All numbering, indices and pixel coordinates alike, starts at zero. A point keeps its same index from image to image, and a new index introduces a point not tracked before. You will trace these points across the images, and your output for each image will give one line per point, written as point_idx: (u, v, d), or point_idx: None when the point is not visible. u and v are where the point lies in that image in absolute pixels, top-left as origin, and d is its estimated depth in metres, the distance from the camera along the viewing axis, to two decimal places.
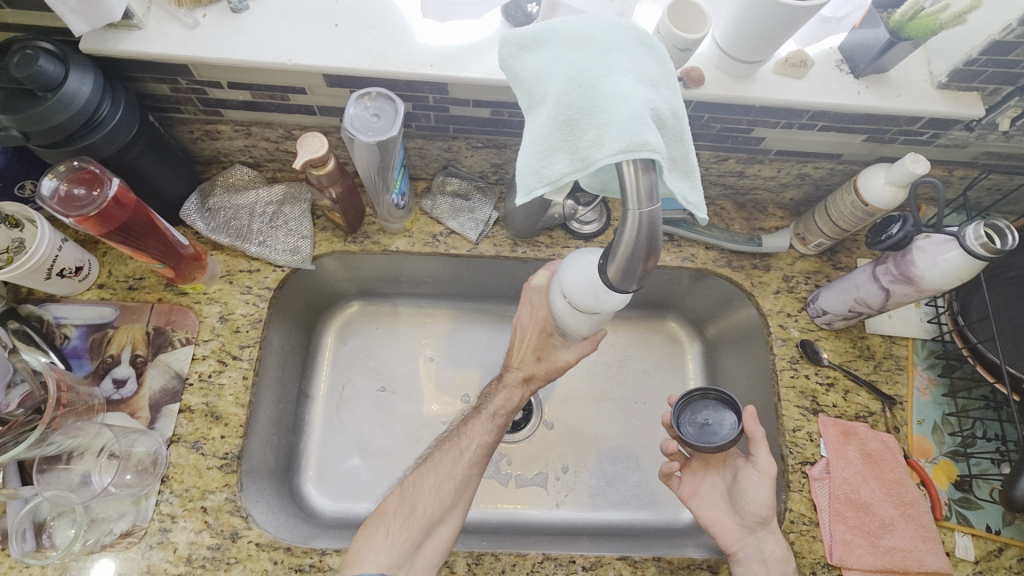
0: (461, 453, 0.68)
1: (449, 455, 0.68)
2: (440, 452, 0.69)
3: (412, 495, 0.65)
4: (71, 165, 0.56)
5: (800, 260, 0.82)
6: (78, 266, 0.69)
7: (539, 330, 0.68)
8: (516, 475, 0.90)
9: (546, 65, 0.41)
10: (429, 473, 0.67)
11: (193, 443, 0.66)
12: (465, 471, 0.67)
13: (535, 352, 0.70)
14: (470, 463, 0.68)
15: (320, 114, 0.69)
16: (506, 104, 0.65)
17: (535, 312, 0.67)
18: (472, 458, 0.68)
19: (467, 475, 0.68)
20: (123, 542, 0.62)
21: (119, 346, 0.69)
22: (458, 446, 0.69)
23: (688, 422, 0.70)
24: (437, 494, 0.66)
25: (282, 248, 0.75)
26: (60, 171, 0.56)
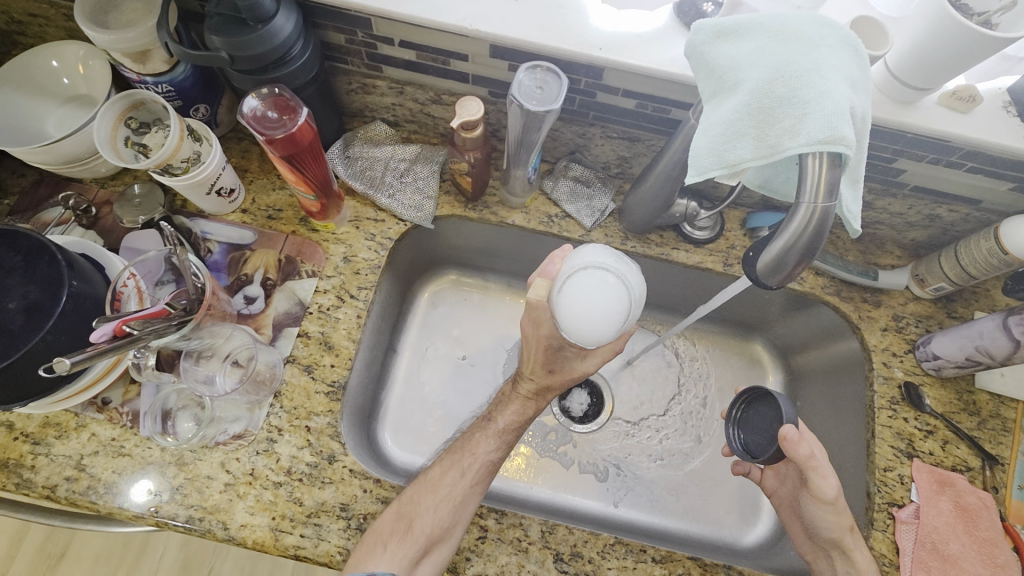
0: (462, 472, 0.68)
1: (450, 475, 0.67)
2: (440, 471, 0.68)
3: (410, 511, 0.63)
4: (272, 91, 0.61)
5: (914, 302, 0.80)
6: (231, 189, 0.74)
7: (544, 346, 0.67)
8: (580, 464, 0.91)
9: (746, 55, 0.43)
10: (430, 490, 0.65)
11: (306, 366, 0.71)
12: (464, 490, 0.66)
13: (545, 365, 0.70)
14: (471, 484, 0.67)
15: (473, 83, 0.73)
16: (655, 97, 0.67)
17: (540, 326, 0.66)
18: (473, 477, 0.67)
19: (466, 495, 0.66)
20: (234, 444, 0.67)
21: (254, 266, 0.74)
22: (460, 466, 0.68)
23: (745, 430, 0.71)
24: (437, 513, 0.63)
25: (408, 204, 0.79)
26: (262, 94, 0.61)
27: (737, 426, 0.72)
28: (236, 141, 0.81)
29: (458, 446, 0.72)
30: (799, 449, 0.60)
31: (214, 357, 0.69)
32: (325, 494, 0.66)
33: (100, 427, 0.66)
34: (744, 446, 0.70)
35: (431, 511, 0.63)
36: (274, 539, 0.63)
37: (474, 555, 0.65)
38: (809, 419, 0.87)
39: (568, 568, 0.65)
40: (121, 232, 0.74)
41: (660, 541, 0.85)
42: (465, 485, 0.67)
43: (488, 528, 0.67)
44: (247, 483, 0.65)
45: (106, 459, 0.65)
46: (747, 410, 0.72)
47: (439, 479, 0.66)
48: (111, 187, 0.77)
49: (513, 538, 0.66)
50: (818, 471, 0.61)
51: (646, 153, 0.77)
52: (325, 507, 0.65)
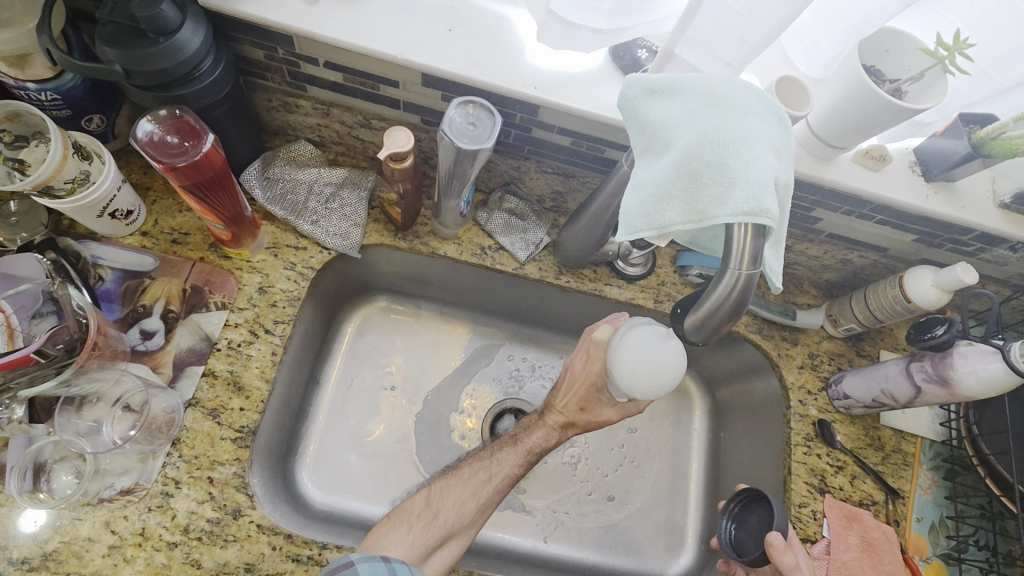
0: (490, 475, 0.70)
1: (477, 475, 0.70)
2: (471, 468, 0.71)
3: (439, 502, 0.67)
4: (172, 113, 0.56)
5: (827, 341, 0.84)
6: (129, 210, 0.67)
7: (590, 383, 0.70)
8: (510, 499, 0.89)
9: (677, 116, 0.43)
10: (457, 485, 0.69)
11: (210, 409, 0.64)
12: (488, 495, 0.69)
13: (578, 403, 0.72)
14: (495, 489, 0.70)
15: (405, 110, 0.69)
16: (589, 137, 0.66)
17: (590, 364, 0.68)
18: (497, 484, 0.70)
19: (489, 500, 0.69)
20: (121, 500, 0.59)
21: (153, 297, 0.67)
22: (490, 468, 0.71)
23: (739, 527, 0.69)
24: (462, 509, 0.67)
25: (333, 231, 0.74)
26: (160, 116, 0.56)
27: (732, 520, 0.70)
28: (137, 155, 0.73)
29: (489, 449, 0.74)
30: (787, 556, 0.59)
31: (102, 402, 0.62)
32: (228, 554, 0.60)
33: None
34: (734, 544, 0.69)
35: (455, 506, 0.67)
36: None
37: None
38: (732, 451, 0.89)
39: None
40: None
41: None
42: (490, 489, 0.69)
43: None
44: (136, 544, 0.58)
45: None
46: (745, 509, 0.70)
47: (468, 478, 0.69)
48: None
49: None
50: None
51: (581, 188, 0.77)
52: (227, 568, 0.59)
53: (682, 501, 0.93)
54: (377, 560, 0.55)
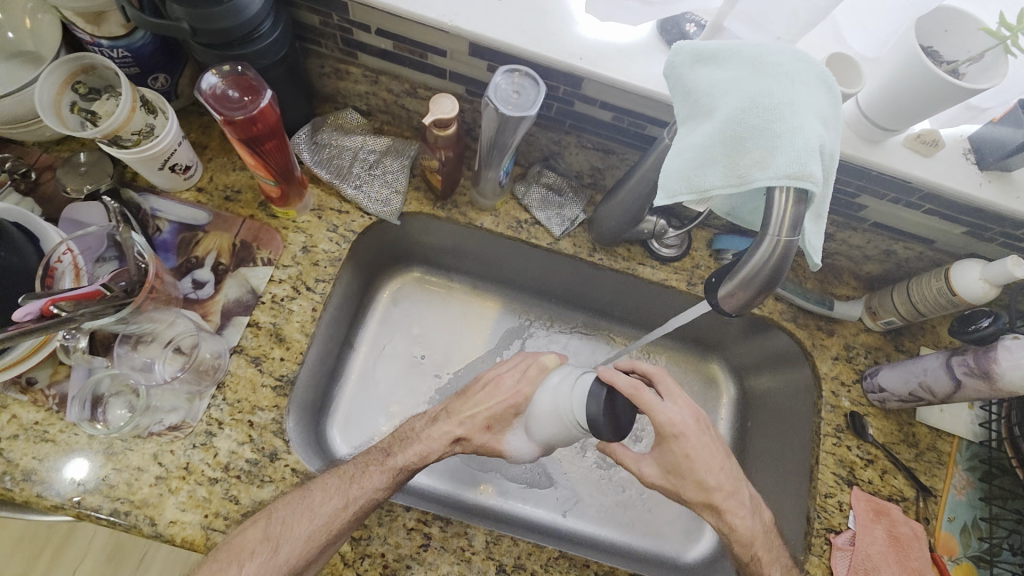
0: (345, 503, 0.59)
1: (331, 501, 0.59)
2: (324, 493, 0.60)
3: (279, 536, 0.56)
4: (233, 68, 0.57)
5: (865, 334, 0.82)
6: (187, 165, 0.70)
7: (512, 402, 0.67)
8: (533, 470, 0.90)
9: (723, 80, 0.43)
10: (305, 513, 0.58)
11: (253, 357, 0.68)
12: (342, 525, 0.59)
13: (487, 420, 0.67)
14: (348, 519, 0.59)
15: (450, 80, 0.71)
16: (631, 112, 0.67)
17: (523, 384, 0.67)
18: (356, 512, 0.59)
19: (342, 529, 0.59)
20: (170, 435, 0.63)
21: (206, 249, 0.71)
22: (345, 494, 0.60)
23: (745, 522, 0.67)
24: (306, 543, 0.56)
25: (375, 197, 0.77)
26: (222, 70, 0.57)
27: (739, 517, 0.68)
28: (196, 115, 0.77)
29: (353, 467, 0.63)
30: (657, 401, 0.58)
31: (155, 343, 0.65)
32: (264, 493, 0.63)
33: (22, 409, 0.62)
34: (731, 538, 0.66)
35: (303, 539, 0.56)
36: (205, 538, 0.60)
37: (415, 564, 0.63)
38: (758, 440, 0.89)
39: None
40: (62, 202, 0.70)
41: (606, 552, 0.85)
42: (342, 520, 0.59)
43: (432, 536, 0.65)
44: (181, 477, 0.62)
45: (26, 444, 0.61)
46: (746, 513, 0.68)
47: (318, 504, 0.58)
48: (56, 153, 0.72)
49: (456, 547, 0.64)
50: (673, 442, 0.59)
51: (619, 165, 0.77)
52: (262, 506, 0.62)
53: None
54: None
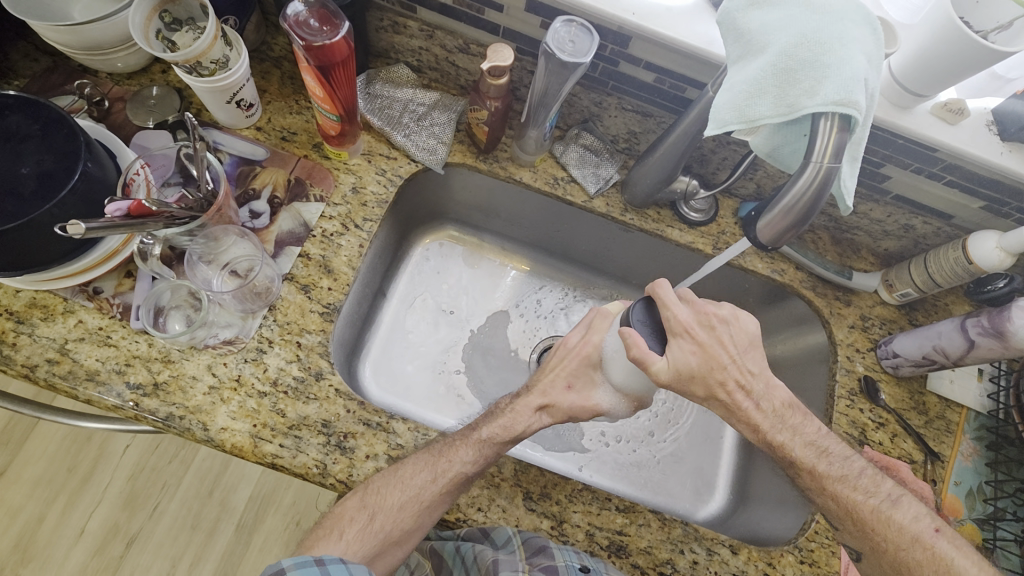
0: (435, 478, 0.62)
1: (421, 476, 0.62)
2: (413, 466, 0.63)
3: (374, 506, 0.61)
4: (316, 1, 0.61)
5: (881, 306, 0.85)
6: (250, 103, 0.74)
7: (585, 356, 0.69)
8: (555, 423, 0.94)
9: (776, 20, 0.47)
10: (397, 485, 0.62)
11: (303, 285, 0.71)
12: (433, 497, 0.62)
13: (566, 379, 0.70)
14: (439, 492, 0.62)
15: (502, 37, 0.75)
16: (673, 73, 0.71)
17: (591, 335, 0.70)
18: (443, 486, 0.62)
19: (432, 500, 0.62)
20: (223, 348, 0.67)
21: (262, 182, 0.75)
22: (434, 468, 0.63)
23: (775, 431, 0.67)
24: (398, 514, 0.61)
25: (421, 146, 0.81)
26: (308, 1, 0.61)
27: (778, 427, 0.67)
28: (257, 61, 0.81)
29: (444, 442, 0.66)
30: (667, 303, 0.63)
31: (214, 263, 0.70)
32: (309, 409, 0.67)
33: (87, 315, 0.66)
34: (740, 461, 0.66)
35: (394, 509, 0.61)
36: (253, 446, 0.64)
37: None
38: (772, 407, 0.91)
39: (535, 507, 0.67)
40: (130, 130, 0.74)
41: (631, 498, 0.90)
42: (432, 491, 0.62)
43: None
44: (232, 388, 0.66)
45: (91, 346, 0.65)
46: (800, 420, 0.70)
47: (409, 478, 0.62)
48: (126, 86, 0.76)
49: (486, 472, 0.68)
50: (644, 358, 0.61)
51: (655, 130, 0.81)
52: (307, 421, 0.66)
53: (715, 452, 0.96)
54: (309, 565, 0.55)
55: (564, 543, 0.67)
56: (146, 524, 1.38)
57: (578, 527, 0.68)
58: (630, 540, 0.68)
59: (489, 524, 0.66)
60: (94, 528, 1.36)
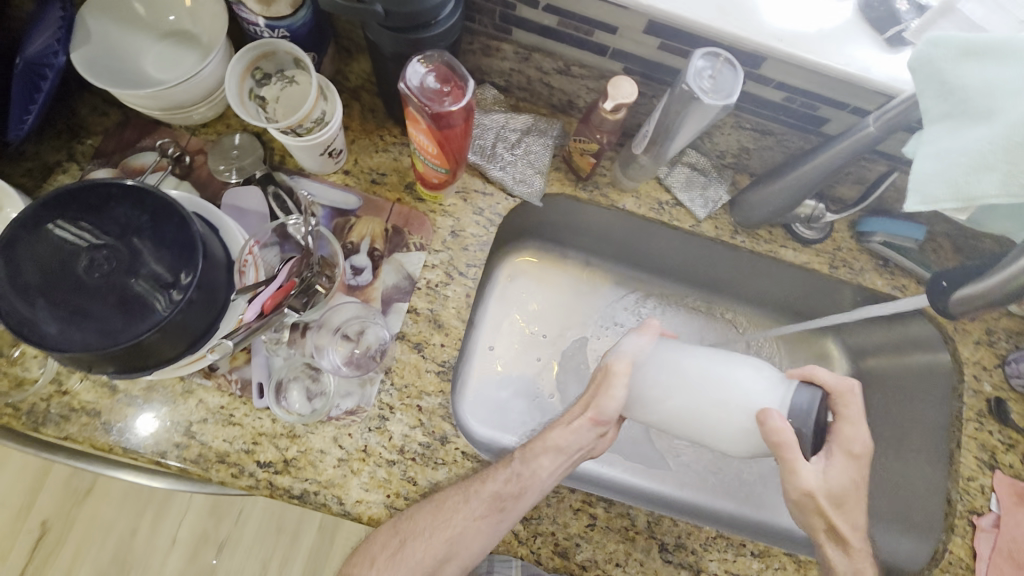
0: (468, 499, 0.61)
1: (456, 496, 0.62)
2: (453, 495, 0.62)
3: (408, 531, 0.61)
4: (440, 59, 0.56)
5: (1007, 318, 0.81)
6: (340, 150, 0.69)
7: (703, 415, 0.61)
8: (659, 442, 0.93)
9: (1003, 79, 0.41)
10: (437, 517, 0.61)
11: (415, 344, 0.69)
12: (464, 522, 0.61)
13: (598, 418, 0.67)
14: (468, 517, 0.61)
15: (609, 58, 0.67)
16: (807, 93, 0.64)
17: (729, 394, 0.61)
18: (482, 508, 0.61)
19: (471, 530, 0.61)
20: (347, 419, 0.65)
21: (359, 235, 0.70)
22: (465, 490, 0.62)
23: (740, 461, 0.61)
24: (434, 543, 0.61)
25: (518, 178, 0.75)
26: (431, 59, 0.56)
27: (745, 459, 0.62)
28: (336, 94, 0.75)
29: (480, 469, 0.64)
30: (827, 375, 0.61)
31: (324, 329, 0.68)
32: (438, 475, 0.65)
33: (208, 394, 0.64)
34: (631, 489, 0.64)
35: (427, 536, 0.61)
36: (390, 517, 0.63)
37: (584, 541, 0.65)
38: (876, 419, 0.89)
39: (672, 558, 0.66)
40: (217, 187, 0.69)
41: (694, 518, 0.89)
42: (465, 513, 0.61)
43: (597, 516, 0.66)
44: (361, 459, 0.64)
45: (215, 427, 0.63)
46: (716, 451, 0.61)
47: (447, 503, 0.61)
48: (204, 136, 0.71)
49: (621, 526, 0.66)
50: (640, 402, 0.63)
51: (772, 147, 0.74)
52: (439, 487, 0.65)
53: None
54: None
55: None
56: (233, 530, 1.42)
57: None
58: None
59: None
60: (185, 537, 1.41)
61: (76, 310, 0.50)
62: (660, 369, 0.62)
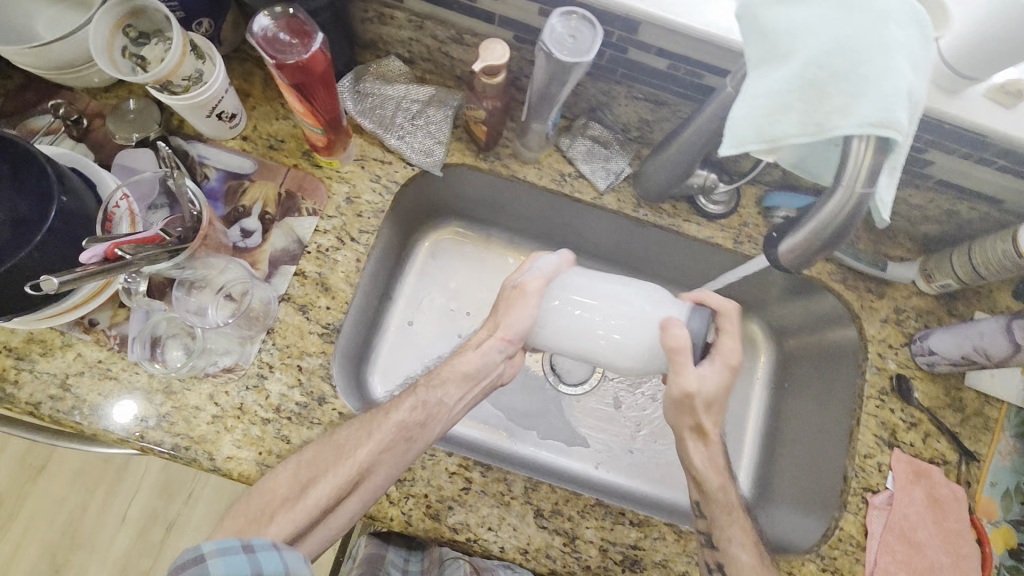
0: (386, 414, 0.64)
1: (392, 429, 0.63)
2: (393, 405, 0.65)
3: (325, 444, 0.61)
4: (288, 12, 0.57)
5: (918, 297, 0.79)
6: (233, 113, 0.70)
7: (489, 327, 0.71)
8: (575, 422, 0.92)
9: (806, 19, 0.40)
10: (368, 433, 0.62)
11: (301, 306, 0.69)
12: (392, 434, 0.62)
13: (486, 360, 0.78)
14: (407, 447, 0.63)
15: (497, 25, 0.68)
16: (688, 59, 0.63)
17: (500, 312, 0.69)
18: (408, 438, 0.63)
19: (395, 456, 0.62)
20: (225, 376, 0.66)
21: (253, 198, 0.71)
22: (367, 428, 0.63)
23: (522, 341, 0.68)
24: (353, 457, 0.60)
25: (417, 147, 0.76)
26: (276, 13, 0.57)
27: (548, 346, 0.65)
28: (239, 63, 0.76)
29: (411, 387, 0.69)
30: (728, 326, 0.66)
31: (207, 289, 0.67)
32: (314, 434, 0.66)
33: (86, 348, 0.64)
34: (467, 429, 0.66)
35: (362, 440, 0.62)
36: (261, 474, 0.64)
37: (456, 505, 0.66)
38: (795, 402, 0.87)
39: (547, 523, 0.67)
40: (112, 149, 0.70)
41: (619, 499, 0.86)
42: (394, 427, 0.63)
43: (472, 480, 0.67)
44: (236, 416, 0.65)
45: (91, 381, 0.64)
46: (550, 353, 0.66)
47: (388, 415, 0.64)
48: (104, 100, 0.72)
49: (496, 491, 0.67)
50: (520, 296, 0.67)
51: (669, 118, 0.73)
52: None
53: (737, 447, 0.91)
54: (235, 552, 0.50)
55: (578, 559, 0.66)
56: (182, 509, 1.42)
57: (592, 542, 0.67)
58: (643, 554, 0.68)
59: (500, 543, 0.66)
60: (135, 514, 1.40)
61: None
62: (593, 287, 0.66)
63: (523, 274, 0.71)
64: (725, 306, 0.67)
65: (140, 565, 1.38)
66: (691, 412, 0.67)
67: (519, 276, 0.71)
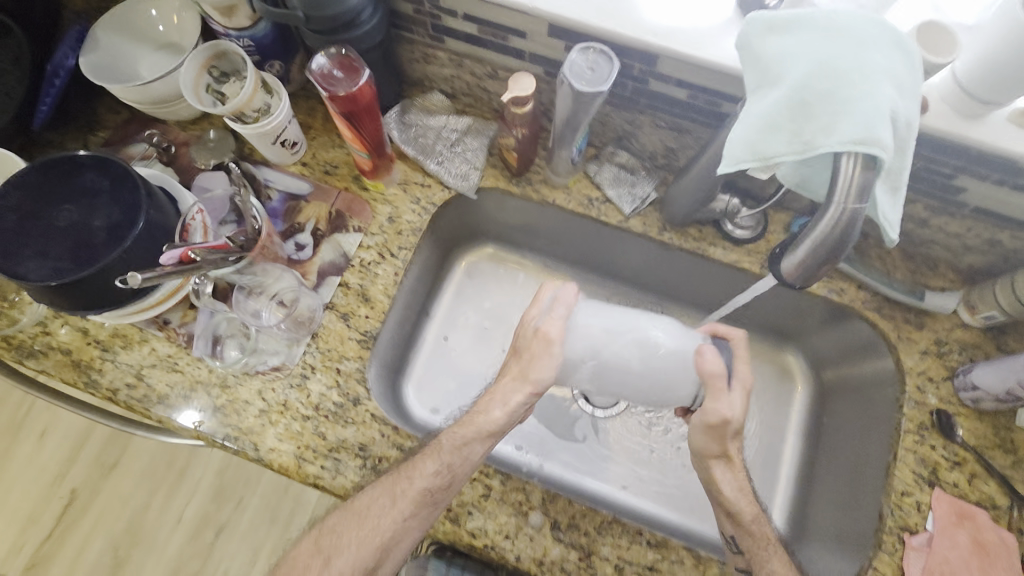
0: (394, 501, 0.63)
1: (383, 498, 0.63)
2: (377, 499, 0.63)
3: (330, 545, 0.63)
4: (339, 51, 0.67)
5: (961, 329, 0.76)
6: (295, 141, 0.79)
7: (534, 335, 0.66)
8: (608, 442, 0.88)
9: (795, 47, 0.47)
10: (369, 519, 0.63)
11: (343, 314, 0.76)
12: (396, 523, 0.62)
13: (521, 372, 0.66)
14: (408, 505, 0.63)
15: (529, 61, 0.74)
16: (707, 89, 0.67)
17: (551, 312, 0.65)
18: (405, 505, 0.62)
19: (403, 525, 0.63)
20: (272, 374, 0.73)
21: (307, 216, 0.80)
22: (392, 492, 0.63)
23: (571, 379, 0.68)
24: (358, 549, 0.62)
25: (455, 173, 0.82)
26: (330, 53, 0.67)
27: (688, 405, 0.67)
28: (304, 99, 0.86)
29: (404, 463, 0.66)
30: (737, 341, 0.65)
31: (263, 294, 0.73)
32: (347, 433, 0.71)
33: (159, 344, 0.73)
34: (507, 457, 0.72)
35: (370, 525, 0.62)
36: (297, 466, 0.69)
37: (475, 510, 0.68)
38: (843, 438, 0.81)
39: (563, 536, 0.67)
40: (194, 172, 0.81)
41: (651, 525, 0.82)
42: (406, 504, 0.63)
43: (492, 488, 0.69)
44: (280, 412, 0.71)
45: (161, 372, 0.72)
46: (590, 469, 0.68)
47: (368, 509, 0.63)
48: (189, 131, 0.84)
49: (514, 500, 0.69)
50: (534, 308, 0.68)
51: (693, 145, 0.77)
52: (346, 444, 0.70)
53: (771, 478, 0.86)
54: None
55: None
56: (234, 512, 1.46)
57: (607, 559, 0.67)
58: None
59: (516, 552, 0.67)
60: (189, 517, 1.45)
61: (39, 251, 0.62)
62: (601, 310, 0.65)
63: (537, 317, 0.67)
64: (733, 333, 0.66)
65: (193, 562, 1.42)
66: (720, 437, 0.66)
67: (536, 311, 0.68)
